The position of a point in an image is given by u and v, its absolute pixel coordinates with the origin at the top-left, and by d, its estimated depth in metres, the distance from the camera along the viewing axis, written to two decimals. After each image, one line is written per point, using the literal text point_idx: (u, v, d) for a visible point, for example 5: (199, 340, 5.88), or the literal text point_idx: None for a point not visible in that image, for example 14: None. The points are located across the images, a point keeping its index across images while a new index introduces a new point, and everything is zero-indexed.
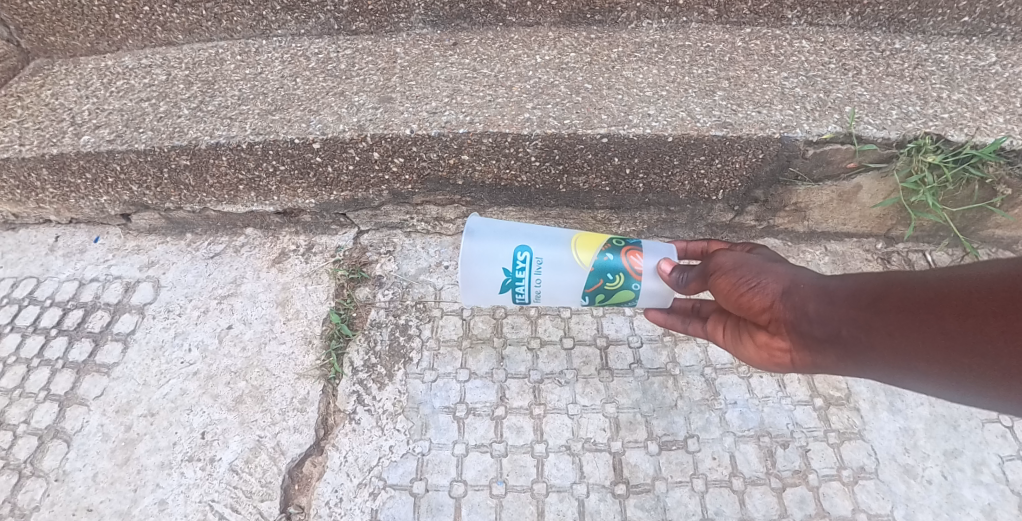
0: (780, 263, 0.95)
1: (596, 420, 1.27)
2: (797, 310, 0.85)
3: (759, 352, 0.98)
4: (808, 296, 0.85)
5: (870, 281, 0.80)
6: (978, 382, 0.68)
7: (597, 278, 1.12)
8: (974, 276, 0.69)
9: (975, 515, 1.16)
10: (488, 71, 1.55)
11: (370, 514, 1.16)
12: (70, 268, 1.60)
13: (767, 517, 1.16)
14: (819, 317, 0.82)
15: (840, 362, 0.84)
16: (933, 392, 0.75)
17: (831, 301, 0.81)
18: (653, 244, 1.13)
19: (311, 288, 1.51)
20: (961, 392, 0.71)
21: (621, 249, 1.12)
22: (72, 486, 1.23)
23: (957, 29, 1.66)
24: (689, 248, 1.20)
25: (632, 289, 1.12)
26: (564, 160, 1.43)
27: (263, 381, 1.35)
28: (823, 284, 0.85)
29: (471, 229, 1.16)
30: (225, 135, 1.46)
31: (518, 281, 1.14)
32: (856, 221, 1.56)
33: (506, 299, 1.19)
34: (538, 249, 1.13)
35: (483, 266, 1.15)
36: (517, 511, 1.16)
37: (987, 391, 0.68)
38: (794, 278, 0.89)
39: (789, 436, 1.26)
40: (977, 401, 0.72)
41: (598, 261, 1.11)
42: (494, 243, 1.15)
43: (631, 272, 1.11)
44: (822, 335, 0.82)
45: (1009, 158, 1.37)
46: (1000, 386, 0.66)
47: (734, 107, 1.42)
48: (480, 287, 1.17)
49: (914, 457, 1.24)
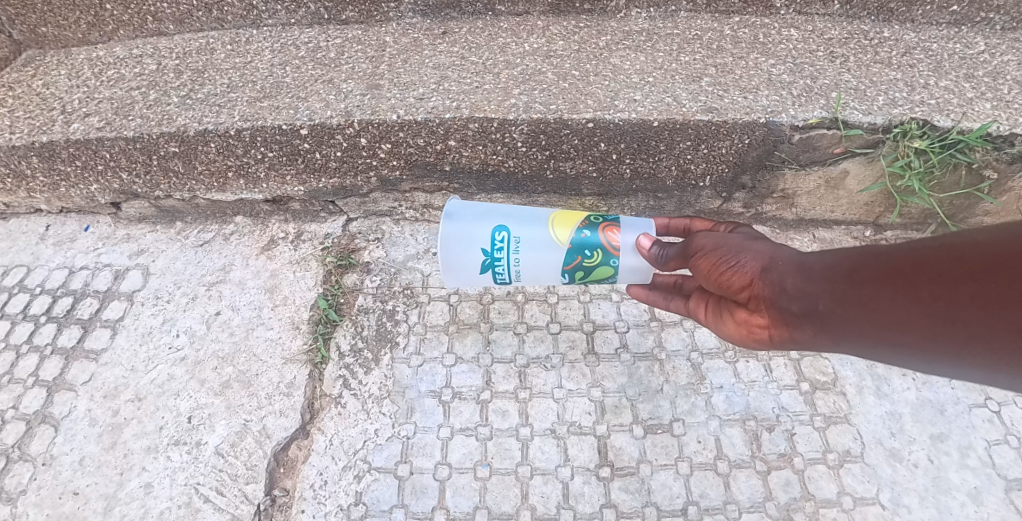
0: (760, 241, 0.94)
1: (582, 404, 1.27)
2: (775, 286, 0.85)
3: (738, 329, 0.97)
4: (787, 272, 0.84)
5: (847, 255, 0.79)
6: (953, 352, 0.67)
7: (575, 255, 1.13)
8: (948, 245, 0.68)
9: (961, 499, 1.16)
10: (476, 59, 1.55)
11: (354, 497, 1.16)
12: (61, 256, 1.60)
13: (752, 500, 1.16)
14: (797, 292, 0.82)
15: (818, 337, 0.83)
16: (912, 364, 0.74)
17: (808, 276, 0.81)
18: (632, 219, 1.13)
19: (299, 274, 1.51)
20: (939, 362, 0.70)
21: (599, 225, 1.12)
22: (59, 470, 1.23)
23: (946, 18, 1.66)
24: (671, 226, 1.19)
25: (611, 265, 1.13)
26: (551, 145, 1.43)
27: (250, 366, 1.35)
28: (801, 260, 0.85)
29: (450, 213, 1.19)
30: (213, 122, 1.46)
31: (498, 261, 1.16)
32: (843, 208, 1.56)
33: (488, 280, 1.20)
34: (515, 229, 1.14)
35: (462, 248, 1.16)
36: (502, 493, 1.16)
37: (962, 361, 0.67)
38: (773, 255, 0.89)
39: (775, 420, 1.26)
40: (958, 372, 0.70)
41: (575, 238, 1.12)
42: (472, 225, 1.16)
43: (609, 248, 1.12)
44: (799, 310, 0.82)
45: (996, 143, 1.38)
46: (973, 355, 0.65)
47: (721, 92, 1.43)
48: (461, 269, 1.19)
49: (900, 441, 1.24)
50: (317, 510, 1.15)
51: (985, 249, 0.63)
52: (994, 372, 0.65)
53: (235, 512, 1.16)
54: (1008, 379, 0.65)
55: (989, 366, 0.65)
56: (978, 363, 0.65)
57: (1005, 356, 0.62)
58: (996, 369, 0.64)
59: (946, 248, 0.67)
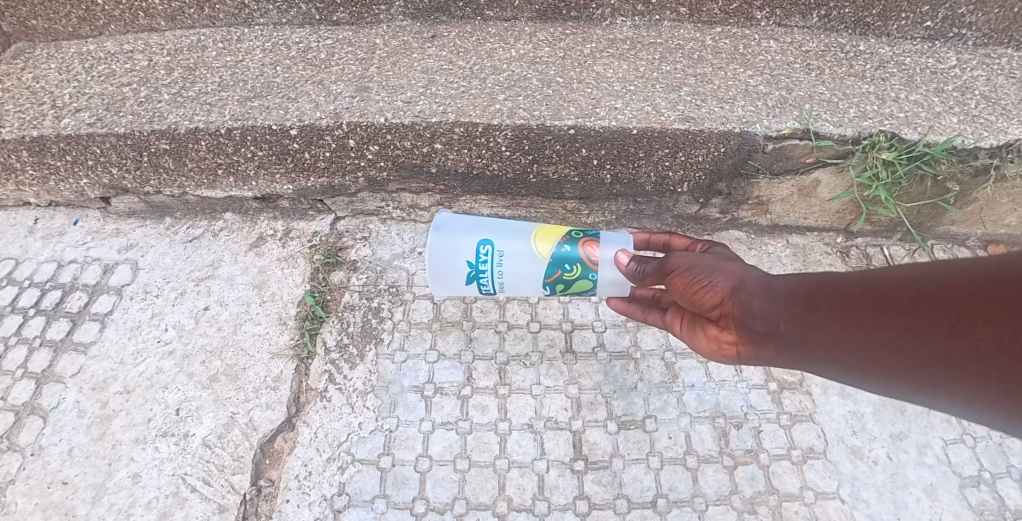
0: (731, 261, 0.98)
1: (560, 400, 1.32)
2: (743, 306, 0.89)
3: (709, 344, 1.03)
4: (754, 293, 0.88)
5: (809, 280, 0.84)
6: (893, 377, 0.72)
7: (556, 269, 1.17)
8: (898, 279, 0.73)
9: (916, 494, 1.23)
10: (464, 64, 1.59)
11: (338, 487, 1.20)
12: (50, 250, 1.62)
13: (718, 493, 1.21)
14: (762, 312, 0.86)
15: (779, 355, 0.88)
16: (859, 386, 0.79)
17: (772, 297, 0.85)
18: (611, 234, 1.18)
19: (287, 271, 1.54)
20: (881, 387, 0.75)
21: (579, 240, 1.17)
22: (48, 460, 1.26)
23: (920, 33, 1.73)
24: (651, 240, 1.24)
25: (590, 278, 1.18)
26: (534, 150, 1.47)
27: (237, 360, 1.39)
28: (767, 282, 0.89)
29: (438, 225, 1.24)
30: (204, 120, 1.49)
31: (482, 273, 1.20)
32: (816, 215, 1.62)
33: (473, 290, 1.25)
34: (500, 242, 1.19)
35: (450, 259, 1.21)
36: (480, 485, 1.21)
37: (900, 386, 0.72)
38: (743, 275, 0.93)
39: (743, 418, 1.32)
40: (897, 398, 0.75)
41: (556, 252, 1.17)
42: (459, 238, 1.21)
43: (588, 262, 1.16)
44: (763, 329, 0.86)
45: (960, 156, 1.44)
46: (909, 382, 0.70)
47: (699, 102, 1.48)
48: (448, 279, 1.24)
49: (861, 439, 1.30)
50: (301, 500, 1.19)
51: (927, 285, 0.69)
52: (926, 399, 0.70)
53: (221, 502, 1.20)
54: (939, 407, 0.70)
55: (924, 392, 0.70)
56: (913, 389, 0.70)
57: (937, 384, 0.67)
58: (931, 396, 0.69)
59: (895, 281, 0.73)
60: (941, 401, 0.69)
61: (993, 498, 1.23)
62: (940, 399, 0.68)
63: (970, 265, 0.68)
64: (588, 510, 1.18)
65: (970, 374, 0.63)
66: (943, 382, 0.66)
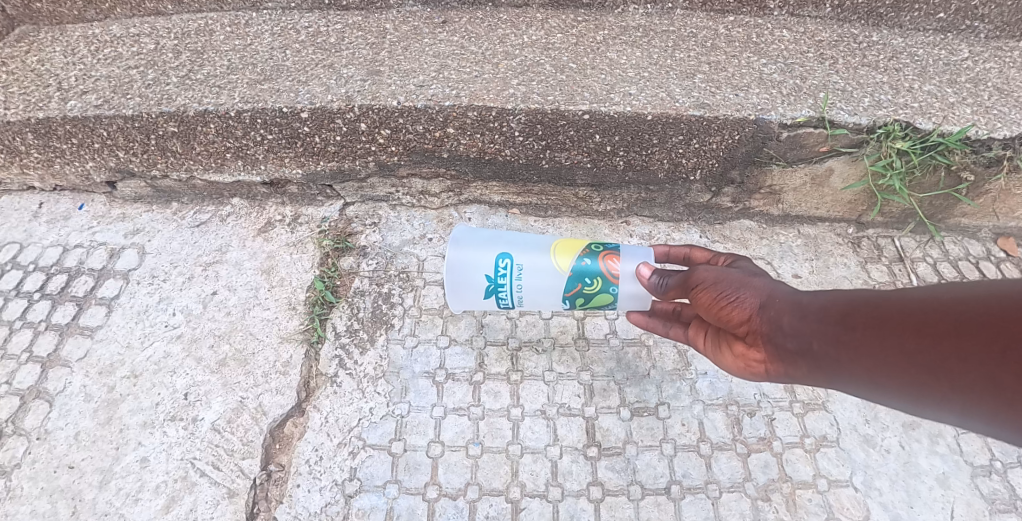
0: (758, 277, 0.98)
1: (572, 387, 1.31)
2: (772, 323, 0.89)
3: (736, 362, 1.03)
4: (783, 311, 0.88)
5: (842, 299, 0.83)
6: (935, 399, 0.70)
7: (576, 282, 1.16)
8: (940, 301, 0.71)
9: (929, 483, 1.22)
10: (475, 49, 1.57)
11: (348, 472, 1.19)
12: (55, 234, 1.60)
13: (731, 480, 1.21)
14: (792, 330, 0.86)
15: (810, 374, 0.87)
16: (899, 407, 0.77)
17: (803, 316, 0.85)
18: (631, 248, 1.18)
19: (296, 257, 1.53)
20: (923, 407, 0.73)
21: (599, 253, 1.16)
22: (54, 444, 1.25)
23: (933, 24, 1.72)
24: (671, 253, 1.24)
25: (611, 292, 1.17)
26: (547, 136, 1.46)
27: (246, 345, 1.38)
28: (797, 300, 0.88)
29: (456, 238, 1.23)
30: (213, 103, 1.47)
31: (501, 286, 1.19)
32: (828, 205, 1.62)
33: (492, 304, 1.24)
34: (519, 256, 1.18)
35: (468, 274, 1.20)
36: (493, 470, 1.20)
37: (943, 408, 0.69)
38: (771, 292, 0.93)
39: (756, 405, 1.31)
40: (941, 421, 0.73)
41: (577, 266, 1.16)
42: (477, 252, 1.20)
43: (609, 276, 1.15)
44: (794, 348, 0.86)
45: (974, 146, 1.44)
46: (954, 405, 0.68)
47: (713, 89, 1.47)
48: (467, 292, 1.23)
49: (874, 428, 1.29)
50: (312, 485, 1.18)
51: (970, 308, 0.67)
52: (973, 424, 0.68)
53: (231, 486, 1.18)
54: (988, 432, 0.67)
55: (970, 416, 0.67)
56: (958, 412, 0.68)
57: (984, 409, 0.64)
58: (976, 420, 0.66)
59: (936, 304, 0.71)
60: (991, 426, 0.65)
61: (1005, 488, 1.22)
62: (989, 425, 0.66)
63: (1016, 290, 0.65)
64: (601, 496, 1.17)
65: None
66: (992, 407, 0.63)
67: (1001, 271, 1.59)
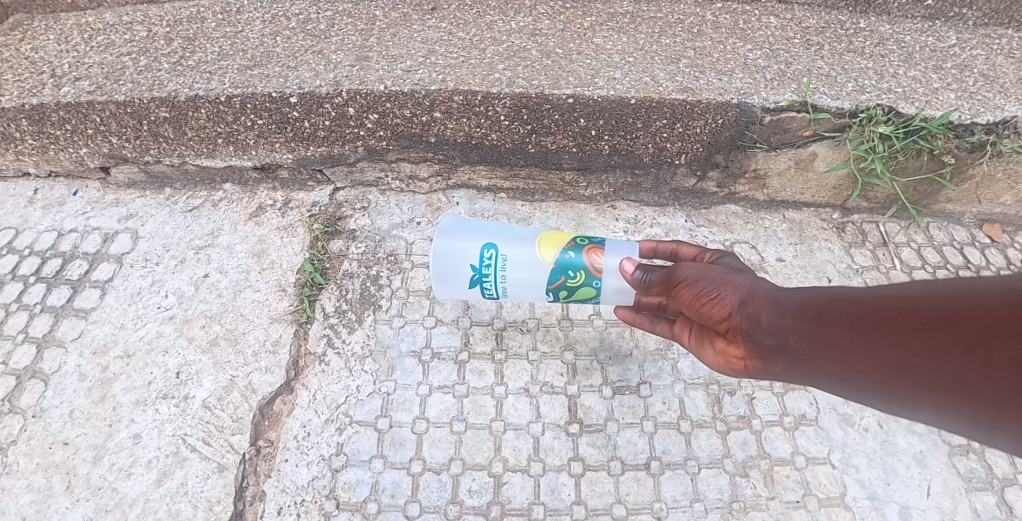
0: (739, 273, 0.99)
1: (555, 366, 1.34)
2: (751, 320, 0.90)
3: (717, 358, 1.05)
4: (761, 307, 0.89)
5: (818, 295, 0.83)
6: (909, 397, 0.70)
7: (559, 275, 1.18)
8: (912, 297, 0.71)
9: (906, 461, 1.25)
10: (464, 35, 1.59)
11: (335, 447, 1.22)
12: (50, 219, 1.63)
13: (711, 457, 1.23)
14: (770, 326, 0.87)
15: (788, 371, 0.88)
16: (872, 404, 0.77)
17: (780, 312, 0.86)
18: (617, 243, 1.20)
19: (286, 240, 1.55)
20: (894, 405, 0.73)
21: (583, 247, 1.18)
22: (49, 422, 1.27)
23: (921, 12, 1.73)
24: (658, 249, 1.25)
25: (593, 286, 1.19)
26: (533, 120, 1.48)
27: (236, 325, 1.40)
28: (775, 296, 0.89)
29: (443, 227, 1.25)
30: (204, 88, 1.49)
31: (485, 277, 1.22)
32: (813, 190, 1.63)
33: (475, 294, 1.26)
34: (503, 246, 1.21)
35: (453, 262, 1.23)
36: (476, 446, 1.23)
37: (916, 406, 0.70)
38: (751, 288, 0.94)
39: (736, 385, 1.33)
40: (913, 418, 0.73)
41: (560, 259, 1.18)
42: (462, 242, 1.22)
43: (592, 269, 1.17)
44: (772, 344, 0.87)
45: (957, 131, 1.46)
46: (928, 402, 0.68)
47: (697, 74, 1.48)
48: (451, 282, 1.25)
49: (853, 407, 1.31)
50: (300, 460, 1.21)
51: (940, 304, 0.67)
52: (943, 421, 0.68)
53: (221, 461, 1.21)
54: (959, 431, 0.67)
55: (940, 414, 0.67)
56: (928, 410, 0.68)
57: (953, 406, 0.65)
58: (947, 418, 0.66)
59: (906, 299, 0.71)
60: (960, 425, 0.66)
61: (981, 467, 1.24)
62: (957, 423, 0.66)
63: (987, 284, 0.65)
64: (582, 471, 1.20)
65: (991, 399, 0.60)
66: (960, 404, 0.64)
67: (984, 257, 1.61)
